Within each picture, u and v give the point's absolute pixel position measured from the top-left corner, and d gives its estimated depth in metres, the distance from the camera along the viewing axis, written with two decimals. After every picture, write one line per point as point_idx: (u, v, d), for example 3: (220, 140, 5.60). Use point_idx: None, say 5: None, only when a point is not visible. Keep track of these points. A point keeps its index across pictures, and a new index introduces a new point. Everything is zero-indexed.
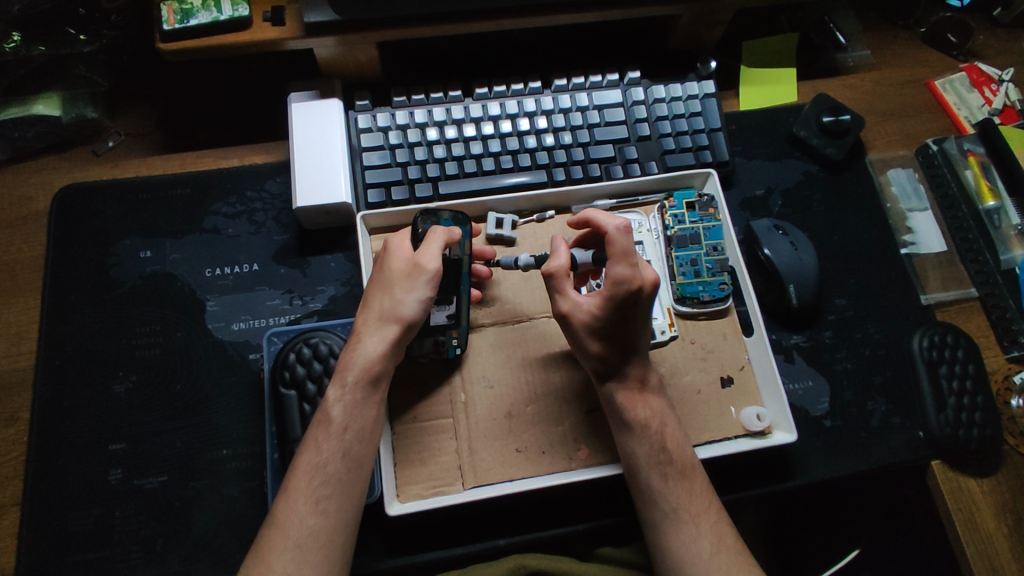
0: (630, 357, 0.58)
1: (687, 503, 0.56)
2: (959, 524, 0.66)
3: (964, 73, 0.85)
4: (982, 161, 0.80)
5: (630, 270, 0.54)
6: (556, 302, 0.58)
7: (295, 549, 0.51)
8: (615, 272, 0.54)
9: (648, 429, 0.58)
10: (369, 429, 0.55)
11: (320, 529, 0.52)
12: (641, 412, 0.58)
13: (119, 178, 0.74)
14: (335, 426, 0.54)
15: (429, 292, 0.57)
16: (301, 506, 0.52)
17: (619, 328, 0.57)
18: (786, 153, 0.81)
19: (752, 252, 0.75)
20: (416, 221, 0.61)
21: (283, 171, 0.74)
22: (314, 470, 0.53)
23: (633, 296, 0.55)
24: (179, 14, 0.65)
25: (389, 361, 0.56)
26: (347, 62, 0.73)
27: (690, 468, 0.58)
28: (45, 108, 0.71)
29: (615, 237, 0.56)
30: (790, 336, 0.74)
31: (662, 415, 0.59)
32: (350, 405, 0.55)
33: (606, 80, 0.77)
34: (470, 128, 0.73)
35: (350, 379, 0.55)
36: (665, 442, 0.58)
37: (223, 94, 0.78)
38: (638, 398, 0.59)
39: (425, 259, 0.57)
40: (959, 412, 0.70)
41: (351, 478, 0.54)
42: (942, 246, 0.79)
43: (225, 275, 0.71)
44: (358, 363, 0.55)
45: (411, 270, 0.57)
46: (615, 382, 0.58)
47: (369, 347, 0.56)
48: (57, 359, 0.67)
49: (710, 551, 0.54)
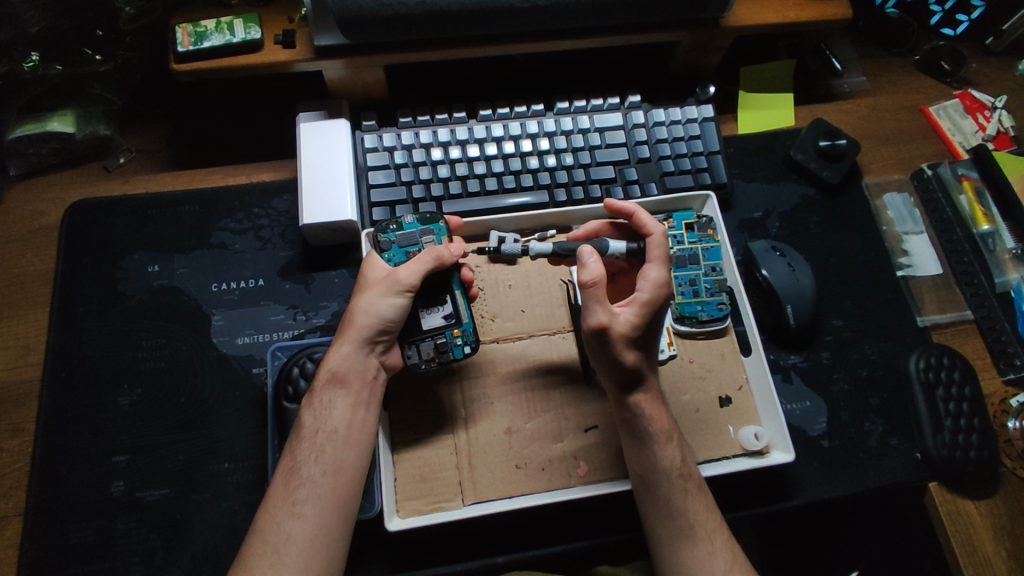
0: (651, 364, 0.60)
1: (703, 519, 0.57)
2: (957, 546, 0.67)
3: (957, 100, 0.87)
4: (976, 186, 0.81)
5: (666, 273, 0.60)
6: (594, 314, 0.56)
7: (274, 553, 0.51)
8: (651, 277, 0.59)
9: (665, 443, 0.58)
10: (342, 431, 0.57)
11: (299, 534, 0.52)
12: (663, 420, 0.59)
13: (129, 194, 0.75)
14: (307, 430, 0.57)
15: (381, 292, 0.60)
16: (281, 511, 0.53)
17: (648, 336, 0.58)
18: (784, 176, 0.83)
19: (750, 273, 0.76)
20: (377, 232, 0.66)
21: (290, 189, 0.76)
22: (289, 474, 0.55)
23: (662, 303, 0.59)
24: (193, 36, 0.68)
25: (352, 363, 0.59)
26: (355, 84, 0.74)
27: (700, 483, 0.59)
28: (59, 126, 0.73)
29: (655, 242, 0.62)
30: (788, 356, 0.75)
31: (673, 428, 0.59)
32: (318, 409, 0.58)
33: (606, 103, 0.78)
34: (473, 149, 0.74)
35: (317, 386, 0.59)
36: (681, 461, 0.58)
37: (233, 114, 0.80)
38: (658, 403, 0.59)
39: (401, 274, 0.60)
40: (955, 434, 0.70)
41: (328, 482, 0.55)
42: (938, 268, 0.80)
43: (231, 290, 0.72)
44: (325, 366, 0.59)
45: (383, 276, 0.61)
46: (647, 396, 0.59)
47: (335, 353, 0.59)
48: (64, 370, 0.68)
49: (726, 567, 0.55)
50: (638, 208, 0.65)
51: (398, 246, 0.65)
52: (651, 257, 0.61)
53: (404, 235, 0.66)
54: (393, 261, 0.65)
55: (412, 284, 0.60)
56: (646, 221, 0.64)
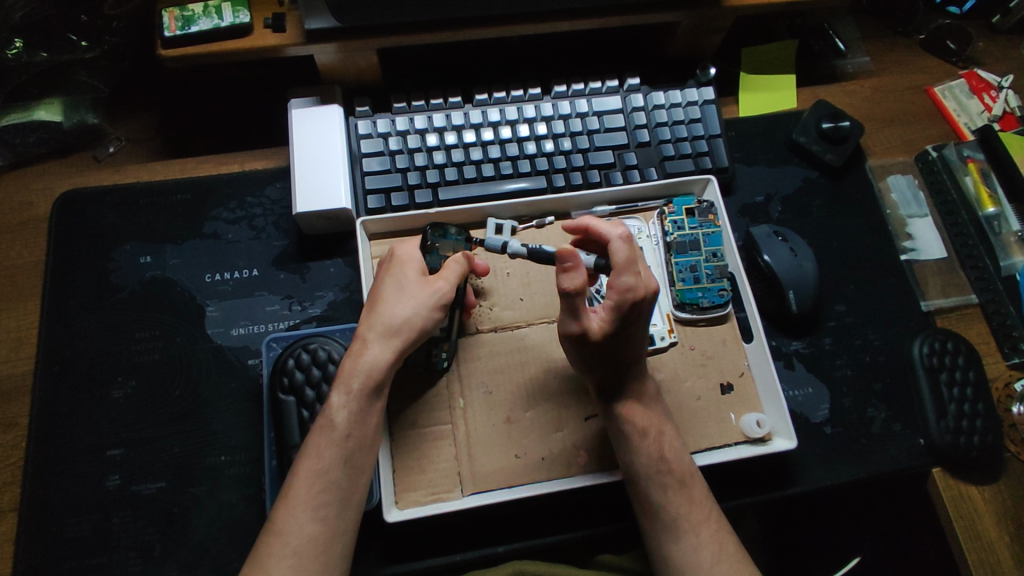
0: (638, 369, 0.59)
1: (688, 514, 0.56)
2: (960, 532, 0.66)
3: (963, 79, 0.85)
4: (982, 168, 0.80)
5: (629, 276, 0.53)
6: (564, 322, 0.54)
7: (294, 555, 0.51)
8: (617, 281, 0.52)
9: (644, 437, 0.58)
10: (370, 437, 0.56)
11: (317, 535, 0.52)
12: (636, 412, 0.58)
13: (119, 184, 0.74)
14: (338, 432, 0.54)
15: (431, 301, 0.58)
16: (301, 513, 0.52)
17: (624, 338, 0.55)
18: (785, 159, 0.81)
19: (751, 258, 0.74)
20: (426, 234, 0.64)
21: (283, 177, 0.74)
22: (316, 476, 0.53)
23: (637, 306, 0.53)
24: (180, 21, 0.66)
25: (392, 372, 0.57)
26: (347, 68, 0.73)
27: (687, 475, 0.58)
28: (47, 114, 0.72)
29: (615, 243, 0.55)
30: (790, 342, 0.74)
31: (652, 413, 0.59)
32: (354, 412, 0.55)
33: (605, 86, 0.77)
34: (469, 134, 0.73)
35: (354, 386, 0.55)
36: (664, 453, 0.58)
37: (225, 101, 0.79)
38: (631, 396, 0.59)
39: (444, 283, 0.59)
40: (960, 419, 0.69)
41: (351, 485, 0.54)
42: (942, 252, 0.79)
43: (225, 281, 0.71)
44: (365, 368, 0.55)
45: (429, 284, 0.59)
46: (619, 396, 0.59)
47: (376, 355, 0.56)
48: (56, 363, 0.68)
49: (712, 561, 0.55)
50: (593, 220, 0.60)
51: (440, 251, 0.64)
52: (616, 262, 0.53)
53: (447, 245, 0.65)
54: (433, 265, 0.63)
55: (452, 293, 0.59)
56: (602, 230, 0.58)
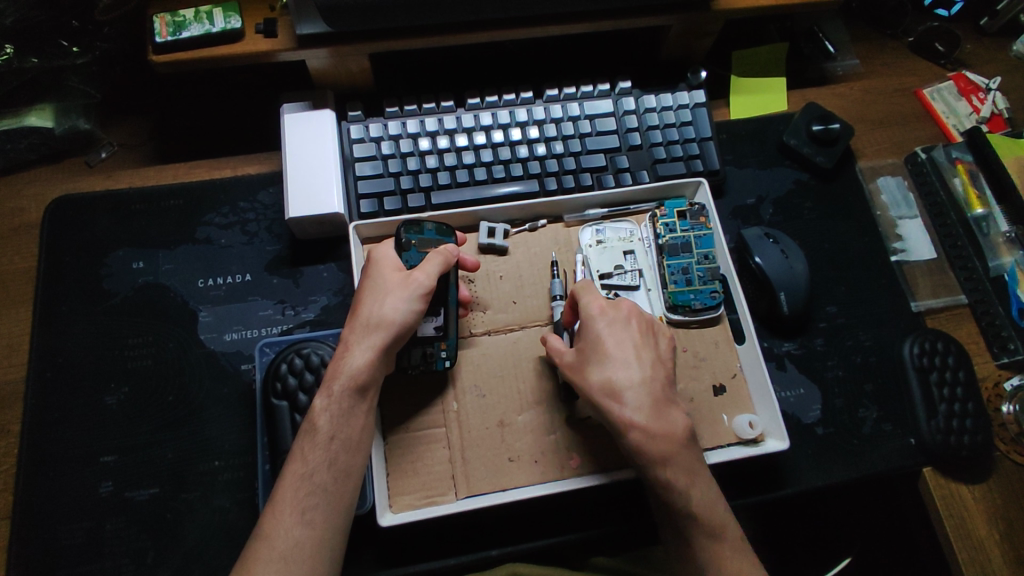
0: (644, 385, 0.55)
1: (714, 519, 0.54)
2: (950, 530, 0.66)
3: (952, 81, 0.86)
4: (971, 169, 0.81)
5: (589, 296, 0.60)
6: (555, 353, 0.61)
7: (281, 559, 0.51)
8: (582, 301, 0.60)
9: (672, 486, 0.53)
10: (357, 438, 0.55)
11: (306, 539, 0.52)
12: (658, 450, 0.54)
13: (112, 189, 0.74)
14: (321, 435, 0.55)
15: (408, 296, 0.58)
16: (288, 517, 0.52)
17: (603, 351, 0.57)
18: (776, 161, 0.82)
19: (743, 260, 0.75)
20: (399, 231, 0.64)
21: (276, 182, 0.75)
22: (301, 480, 0.54)
23: (596, 317, 0.59)
24: (171, 27, 0.66)
25: (375, 369, 0.57)
26: (339, 73, 0.73)
27: (720, 529, 0.54)
28: (38, 120, 0.71)
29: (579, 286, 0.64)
30: (782, 343, 0.74)
31: (677, 455, 0.54)
32: (337, 414, 0.55)
33: (597, 90, 0.77)
34: (461, 138, 0.73)
35: (335, 389, 0.56)
36: (692, 506, 0.54)
37: (218, 107, 0.79)
38: (653, 433, 0.54)
39: (421, 277, 0.59)
40: (950, 419, 0.70)
41: (338, 488, 0.54)
42: (931, 253, 0.79)
43: (218, 286, 0.71)
44: (346, 369, 0.56)
45: (406, 279, 0.59)
46: (637, 429, 0.54)
47: (356, 356, 0.56)
48: (48, 370, 0.67)
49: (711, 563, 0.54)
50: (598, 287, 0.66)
51: (417, 248, 0.64)
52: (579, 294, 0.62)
53: (425, 241, 0.65)
54: (410, 263, 0.63)
55: (431, 286, 0.59)
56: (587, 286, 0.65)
